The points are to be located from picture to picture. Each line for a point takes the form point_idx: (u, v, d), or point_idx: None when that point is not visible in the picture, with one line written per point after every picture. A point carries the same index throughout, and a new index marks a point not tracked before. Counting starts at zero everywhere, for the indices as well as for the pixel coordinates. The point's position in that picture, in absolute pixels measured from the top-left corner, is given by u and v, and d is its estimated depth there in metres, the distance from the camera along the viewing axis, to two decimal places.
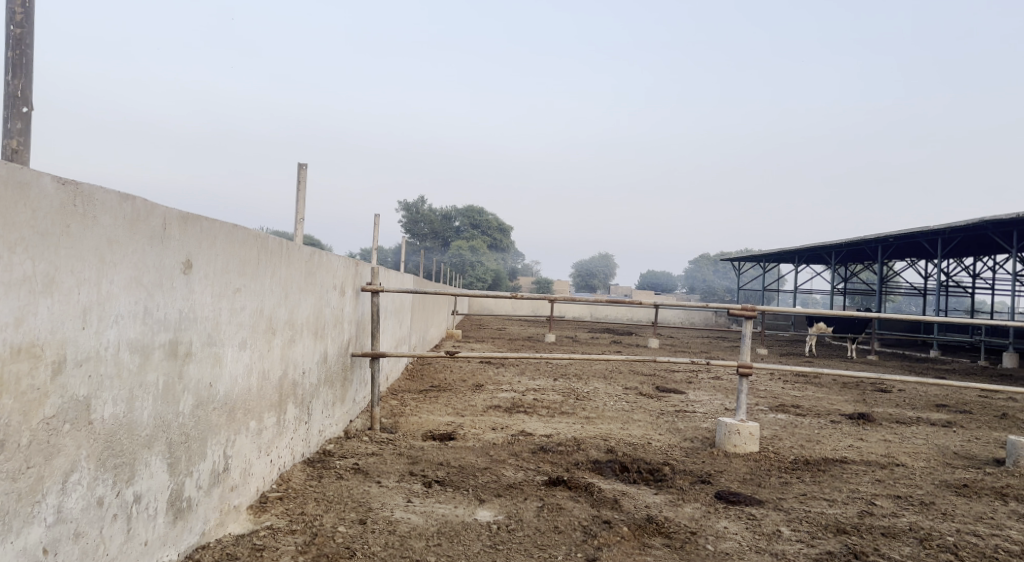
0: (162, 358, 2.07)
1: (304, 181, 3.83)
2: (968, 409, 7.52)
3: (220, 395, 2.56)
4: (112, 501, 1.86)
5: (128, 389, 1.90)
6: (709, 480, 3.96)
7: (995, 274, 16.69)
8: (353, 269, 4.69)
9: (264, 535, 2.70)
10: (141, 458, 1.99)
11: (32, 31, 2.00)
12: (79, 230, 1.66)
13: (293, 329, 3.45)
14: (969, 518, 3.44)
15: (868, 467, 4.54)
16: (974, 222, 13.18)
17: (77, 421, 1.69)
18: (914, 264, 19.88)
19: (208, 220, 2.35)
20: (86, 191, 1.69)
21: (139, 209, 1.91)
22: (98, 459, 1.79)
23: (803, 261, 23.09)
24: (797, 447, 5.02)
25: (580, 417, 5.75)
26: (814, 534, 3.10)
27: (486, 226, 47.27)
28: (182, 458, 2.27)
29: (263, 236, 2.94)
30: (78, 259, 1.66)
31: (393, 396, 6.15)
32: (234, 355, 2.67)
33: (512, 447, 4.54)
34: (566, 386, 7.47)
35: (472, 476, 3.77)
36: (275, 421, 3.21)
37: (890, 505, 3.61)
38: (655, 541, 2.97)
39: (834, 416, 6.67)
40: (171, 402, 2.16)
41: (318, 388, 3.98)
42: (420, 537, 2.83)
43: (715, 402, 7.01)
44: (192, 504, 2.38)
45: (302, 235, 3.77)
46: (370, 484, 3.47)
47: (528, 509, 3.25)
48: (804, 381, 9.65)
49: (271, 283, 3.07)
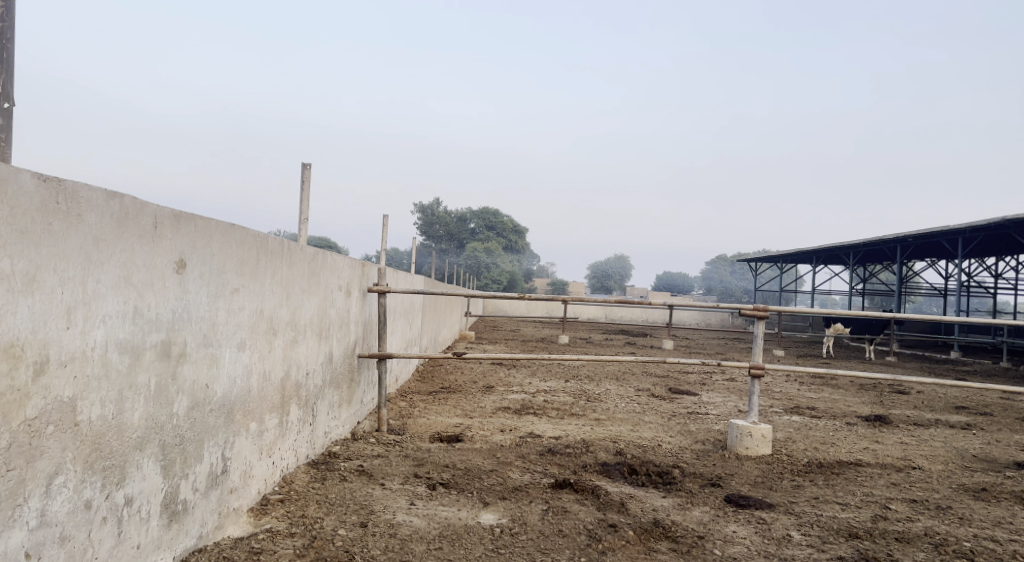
0: (154, 359, 2.04)
1: (308, 181, 3.81)
2: (989, 412, 7.35)
3: (217, 396, 2.53)
4: (101, 504, 1.84)
5: (117, 389, 1.87)
6: (719, 483, 3.89)
7: (1018, 274, 16.38)
8: (359, 270, 4.66)
9: (263, 538, 2.67)
10: (132, 460, 1.96)
11: (12, 27, 2.09)
12: (62, 228, 1.64)
13: (297, 330, 3.42)
14: (986, 522, 3.35)
15: (883, 470, 4.44)
16: (995, 221, 12.94)
17: (62, 423, 1.67)
18: (934, 264, 19.56)
19: (202, 220, 2.33)
20: (69, 189, 1.67)
21: (128, 207, 1.88)
22: (86, 462, 1.76)
23: (820, 261, 22.82)
24: (811, 450, 4.93)
25: (590, 419, 5.68)
26: (825, 539, 3.02)
27: (501, 228, 47.25)
28: (178, 460, 2.25)
29: (263, 236, 2.91)
30: (60, 257, 1.63)
31: (402, 398, 6.13)
32: (233, 356, 2.64)
33: (519, 449, 4.48)
34: (577, 387, 7.42)
35: (478, 479, 3.72)
36: (277, 423, 3.18)
37: (904, 509, 3.52)
38: (661, 545, 2.90)
39: (850, 417, 6.55)
40: (163, 403, 2.13)
41: (323, 389, 3.95)
42: (421, 540, 2.78)
43: (728, 403, 6.91)
44: (188, 507, 2.35)
45: (306, 234, 3.74)
46: (374, 486, 3.44)
47: (532, 512, 3.20)
48: (821, 382, 9.53)
49: (272, 283, 3.04)
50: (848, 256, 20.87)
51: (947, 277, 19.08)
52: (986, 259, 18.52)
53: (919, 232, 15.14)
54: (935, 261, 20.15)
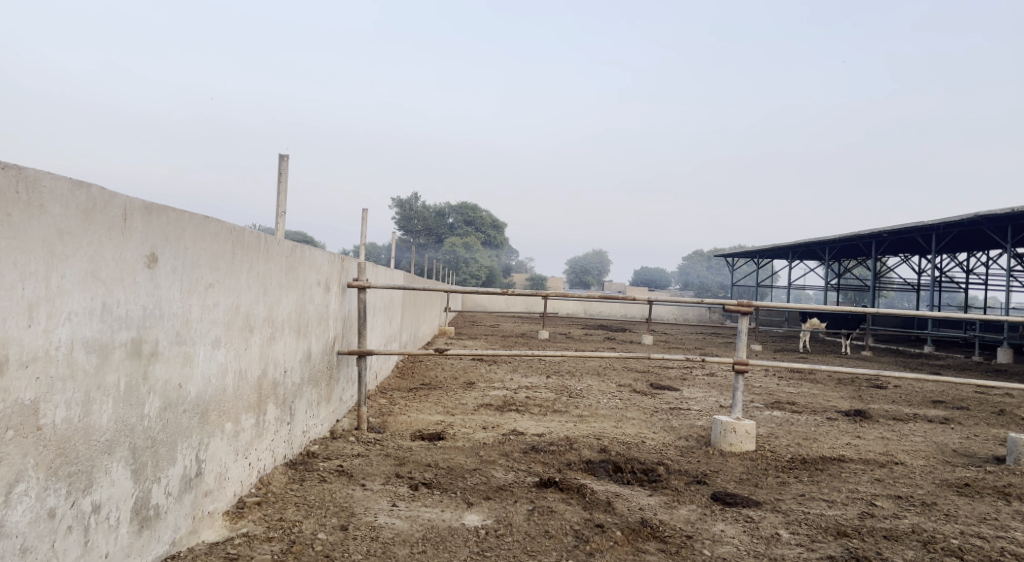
0: (123, 358, 1.94)
1: (285, 172, 3.70)
2: (966, 406, 7.41)
3: (192, 396, 2.43)
4: (66, 512, 1.73)
5: (84, 390, 1.77)
6: (705, 480, 3.85)
7: (989, 270, 16.62)
8: (338, 265, 4.56)
9: (239, 543, 2.57)
10: (100, 465, 1.86)
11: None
12: (22, 219, 1.54)
13: (274, 326, 3.32)
14: (972, 519, 3.34)
15: (867, 465, 4.45)
16: (970, 217, 13.09)
17: (23, 428, 1.57)
18: (908, 260, 19.79)
19: (176, 211, 2.22)
20: (31, 177, 1.57)
21: (96, 198, 1.78)
22: (50, 468, 1.67)
23: (797, 256, 23.00)
24: (794, 445, 4.92)
25: (572, 416, 5.62)
26: (814, 537, 2.99)
27: (480, 222, 47.11)
28: (149, 463, 2.15)
29: (239, 228, 2.80)
30: (21, 250, 1.54)
31: (382, 395, 6.02)
32: (207, 354, 2.54)
33: (502, 447, 4.42)
34: (558, 383, 7.36)
35: (461, 478, 3.64)
36: (253, 422, 3.07)
37: (890, 506, 3.50)
38: (649, 545, 2.85)
39: (831, 413, 6.57)
40: (134, 404, 2.03)
41: (301, 387, 3.85)
42: (404, 544, 2.70)
43: (710, 399, 6.89)
44: (160, 512, 2.25)
45: (283, 227, 3.64)
46: (354, 487, 3.35)
47: (518, 513, 3.13)
48: (799, 377, 9.57)
49: (248, 277, 2.94)
50: (824, 251, 21.02)
51: (921, 272, 19.31)
52: (958, 255, 18.78)
53: (895, 227, 15.26)
54: (909, 257, 20.37)
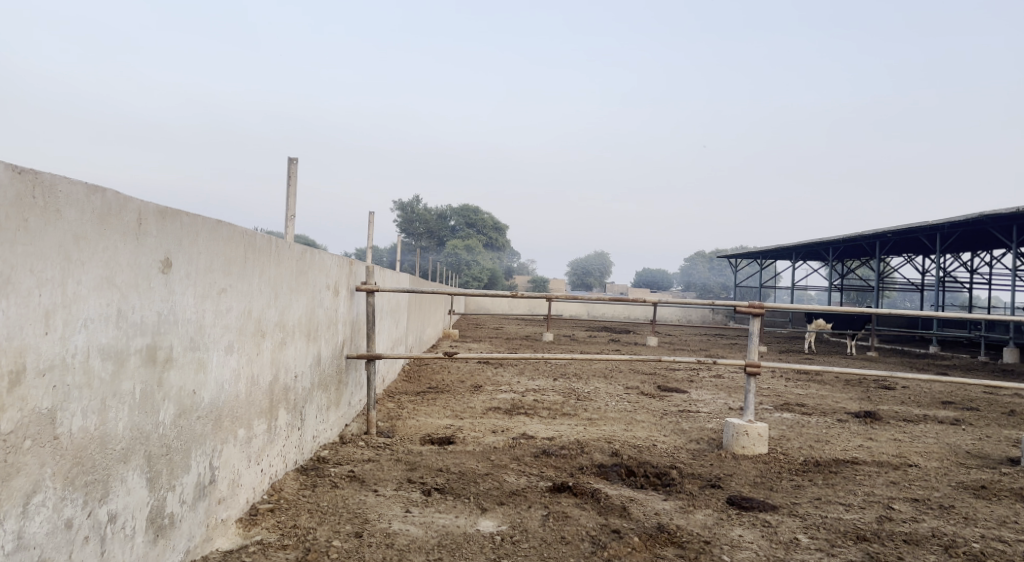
0: (139, 365, 1.92)
1: (294, 176, 3.67)
2: (975, 407, 7.35)
3: (205, 403, 2.39)
4: (83, 523, 1.70)
5: (100, 398, 1.74)
6: (719, 484, 3.81)
7: (993, 270, 16.56)
8: (347, 269, 4.52)
9: (254, 551, 2.54)
10: (116, 474, 1.83)
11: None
12: (39, 224, 1.52)
13: (285, 331, 3.29)
14: (991, 522, 3.30)
15: (881, 468, 4.40)
16: (974, 217, 13.07)
17: (40, 437, 1.55)
18: (912, 260, 19.73)
19: (189, 216, 2.19)
20: (47, 181, 1.54)
21: (111, 202, 1.75)
22: (67, 477, 1.64)
23: (799, 257, 22.97)
24: (806, 448, 4.88)
25: (582, 419, 5.59)
26: (834, 542, 2.95)
27: (482, 226, 47.05)
28: (164, 471, 2.12)
29: (250, 233, 2.77)
30: (38, 256, 1.51)
31: (390, 399, 6.00)
32: (221, 360, 2.51)
33: (513, 451, 4.38)
34: (565, 386, 7.32)
35: (474, 483, 3.60)
36: (265, 428, 3.04)
37: (908, 509, 3.47)
38: (668, 551, 2.81)
39: (841, 414, 6.52)
40: (149, 412, 1.99)
41: (311, 392, 3.81)
42: (420, 551, 2.67)
43: (718, 401, 6.86)
44: (175, 521, 2.21)
45: (293, 232, 3.60)
46: (367, 493, 3.31)
47: (532, 518, 3.10)
48: (807, 378, 9.51)
49: (260, 282, 2.90)
50: (828, 251, 20.95)
51: (925, 272, 19.24)
52: (962, 256, 18.73)
53: (899, 226, 15.19)
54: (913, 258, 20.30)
